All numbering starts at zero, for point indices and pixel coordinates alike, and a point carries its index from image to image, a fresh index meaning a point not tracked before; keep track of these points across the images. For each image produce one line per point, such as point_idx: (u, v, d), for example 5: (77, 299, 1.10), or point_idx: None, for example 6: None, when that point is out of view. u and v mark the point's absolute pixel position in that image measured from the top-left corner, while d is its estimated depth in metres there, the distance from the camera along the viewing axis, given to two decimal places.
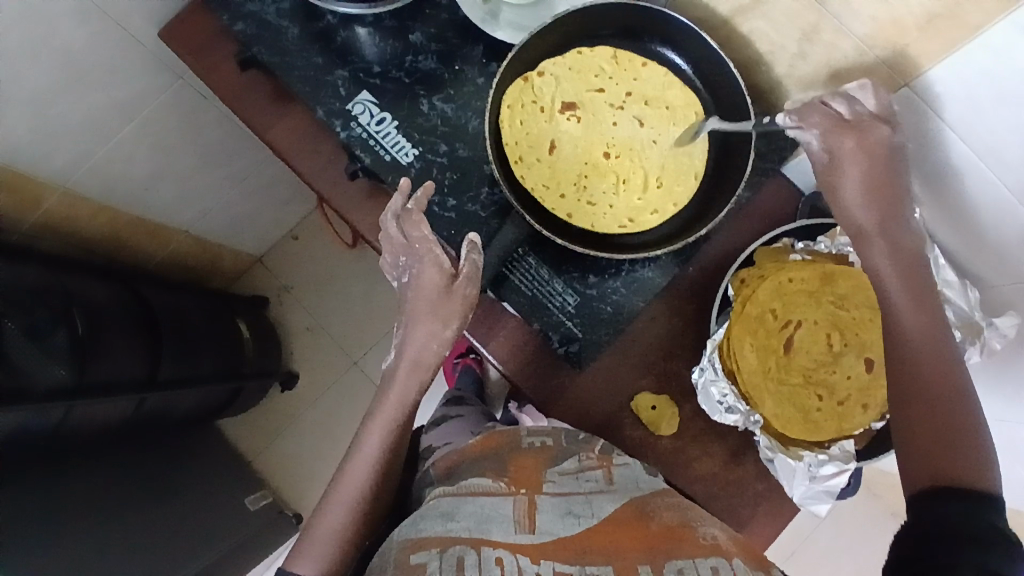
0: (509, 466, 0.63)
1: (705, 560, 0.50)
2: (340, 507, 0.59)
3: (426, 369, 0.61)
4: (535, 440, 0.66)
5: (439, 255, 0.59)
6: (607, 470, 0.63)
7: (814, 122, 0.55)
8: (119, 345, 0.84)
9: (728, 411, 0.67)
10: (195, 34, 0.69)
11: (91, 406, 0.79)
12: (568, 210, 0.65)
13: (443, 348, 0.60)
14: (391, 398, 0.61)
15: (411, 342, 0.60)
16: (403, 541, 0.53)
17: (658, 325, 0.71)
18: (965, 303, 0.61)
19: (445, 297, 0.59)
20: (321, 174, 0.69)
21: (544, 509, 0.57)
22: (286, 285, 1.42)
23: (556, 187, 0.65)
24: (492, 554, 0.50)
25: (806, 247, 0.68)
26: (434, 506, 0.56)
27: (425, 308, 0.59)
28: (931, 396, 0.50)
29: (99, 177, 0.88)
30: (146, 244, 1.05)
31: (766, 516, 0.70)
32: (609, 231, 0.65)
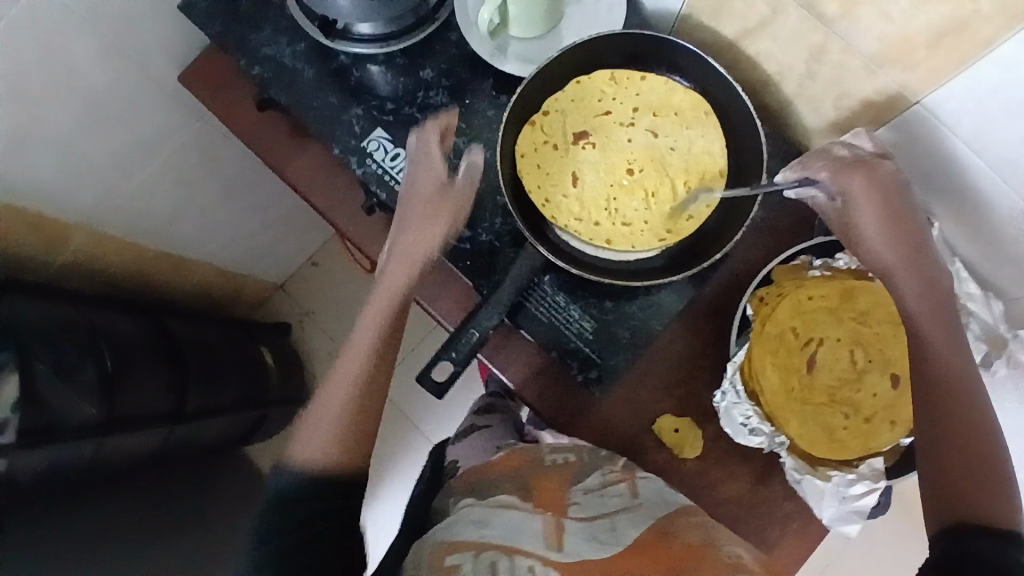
0: (533, 489, 0.61)
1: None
2: (353, 350, 0.61)
3: (417, 265, 0.61)
4: (558, 457, 0.66)
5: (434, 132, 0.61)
6: (630, 483, 0.62)
7: (822, 167, 0.57)
8: (144, 377, 0.86)
9: (752, 433, 0.66)
10: (217, 75, 0.72)
11: (122, 438, 0.81)
12: (606, 236, 0.61)
13: (432, 252, 0.61)
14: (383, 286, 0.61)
15: (400, 241, 0.61)
16: (436, 543, 0.55)
17: (678, 345, 0.71)
18: (989, 316, 0.61)
19: (432, 213, 0.60)
20: (339, 209, 0.71)
21: (571, 531, 0.55)
22: (309, 311, 1.45)
23: (587, 217, 0.62)
24: (523, 563, 0.51)
25: (825, 263, 0.67)
26: (467, 514, 0.57)
27: (422, 228, 0.60)
28: (948, 429, 0.50)
29: (125, 212, 0.91)
30: (172, 278, 1.08)
31: (795, 538, 0.69)
32: (650, 247, 0.61)
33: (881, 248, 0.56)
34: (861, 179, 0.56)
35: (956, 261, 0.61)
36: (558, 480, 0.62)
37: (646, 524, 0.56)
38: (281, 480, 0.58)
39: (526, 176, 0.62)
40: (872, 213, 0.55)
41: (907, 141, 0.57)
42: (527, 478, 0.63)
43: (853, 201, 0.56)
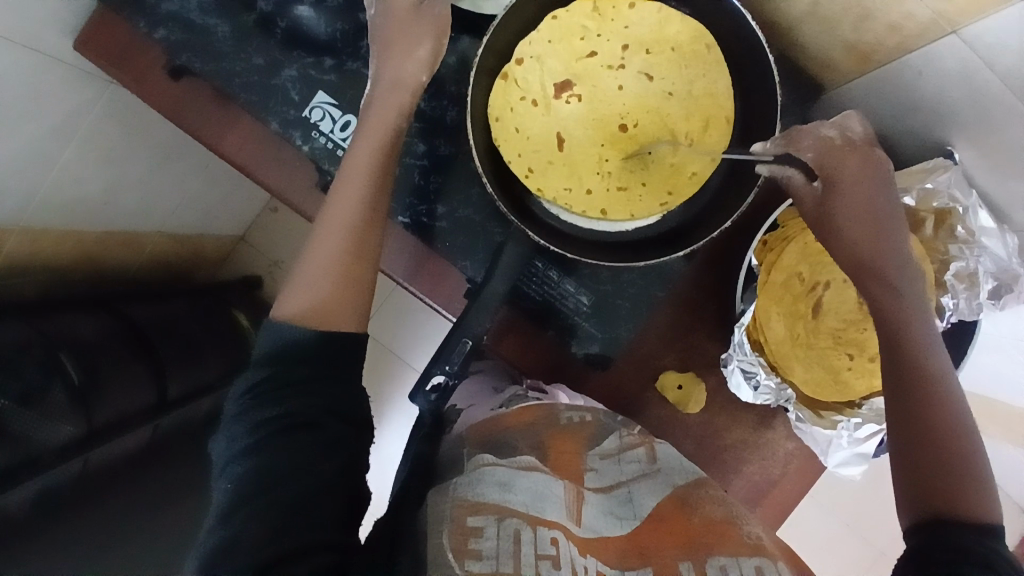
0: (548, 447, 0.58)
1: (748, 559, 0.48)
2: (327, 235, 0.51)
3: (405, 91, 0.53)
4: (574, 415, 0.62)
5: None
6: (649, 447, 0.61)
7: (808, 146, 0.51)
8: (121, 375, 0.82)
9: (760, 390, 0.63)
10: (118, 41, 0.59)
11: (114, 446, 0.81)
12: (600, 205, 0.56)
13: (419, 70, 0.53)
14: (368, 120, 0.53)
15: (386, 66, 0.53)
16: (456, 499, 0.50)
17: (683, 295, 0.66)
18: (1003, 250, 0.60)
19: (413, 17, 0.53)
20: (288, 185, 0.60)
21: (592, 501, 0.53)
22: (277, 261, 1.36)
23: (578, 185, 0.56)
24: (547, 534, 0.48)
25: None
26: (489, 472, 0.52)
27: (398, 39, 0.52)
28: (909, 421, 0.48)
29: (54, 204, 0.82)
30: (119, 254, 1.00)
31: (797, 474, 0.69)
32: (651, 213, 0.55)
33: (860, 239, 0.50)
34: (852, 162, 0.51)
35: (973, 194, 0.60)
36: (574, 439, 0.59)
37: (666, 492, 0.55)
38: (252, 381, 0.48)
39: (506, 142, 0.55)
40: (855, 199, 0.50)
41: (930, 69, 0.54)
42: (543, 434, 0.59)
43: (836, 185, 0.51)
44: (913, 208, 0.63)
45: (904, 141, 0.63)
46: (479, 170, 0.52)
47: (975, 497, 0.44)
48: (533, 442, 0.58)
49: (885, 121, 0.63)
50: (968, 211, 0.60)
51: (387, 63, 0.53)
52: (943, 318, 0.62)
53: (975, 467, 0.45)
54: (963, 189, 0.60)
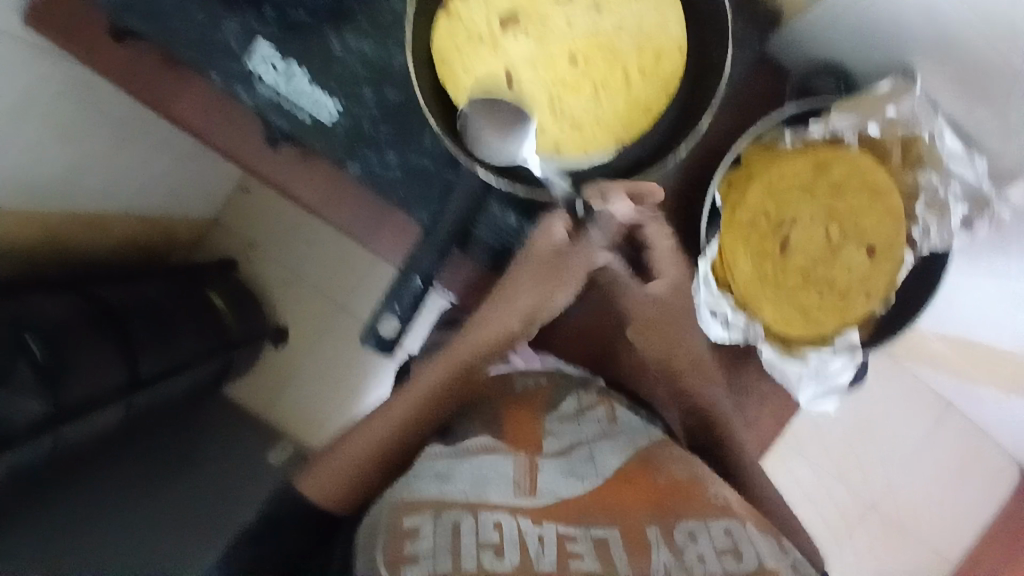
0: (505, 420, 0.58)
1: (717, 520, 0.50)
2: (366, 442, 0.59)
3: (505, 337, 0.62)
4: (529, 381, 0.63)
5: (554, 227, 0.57)
6: (608, 407, 0.61)
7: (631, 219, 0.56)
8: (89, 354, 0.82)
9: (727, 328, 0.64)
10: (66, 8, 0.64)
11: (81, 424, 0.78)
12: (554, 145, 0.53)
13: (523, 321, 0.61)
14: (483, 327, 0.61)
15: (517, 292, 0.60)
16: (393, 503, 0.51)
17: (659, 241, 0.65)
18: (973, 174, 0.60)
19: (546, 266, 0.59)
20: (241, 144, 0.64)
21: (547, 467, 0.53)
22: (252, 242, 1.34)
23: (527, 126, 0.53)
24: (489, 518, 0.48)
25: (797, 135, 0.61)
26: (428, 465, 0.53)
27: (520, 277, 0.59)
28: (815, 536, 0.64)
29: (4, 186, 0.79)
30: (88, 236, 1.00)
31: (772, 415, 0.70)
32: (604, 150, 0.54)
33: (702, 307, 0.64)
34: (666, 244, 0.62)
35: (938, 119, 0.60)
36: (530, 405, 0.60)
37: (626, 454, 0.55)
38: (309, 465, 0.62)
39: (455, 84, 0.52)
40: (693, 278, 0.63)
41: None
42: (497, 405, 0.60)
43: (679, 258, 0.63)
44: (878, 139, 0.61)
45: (867, 64, 0.64)
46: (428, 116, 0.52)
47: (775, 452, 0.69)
48: (489, 416, 0.58)
49: (847, 45, 0.63)
50: (934, 136, 0.60)
51: (495, 301, 0.61)
52: (915, 250, 0.63)
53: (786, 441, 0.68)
54: (926, 114, 0.60)
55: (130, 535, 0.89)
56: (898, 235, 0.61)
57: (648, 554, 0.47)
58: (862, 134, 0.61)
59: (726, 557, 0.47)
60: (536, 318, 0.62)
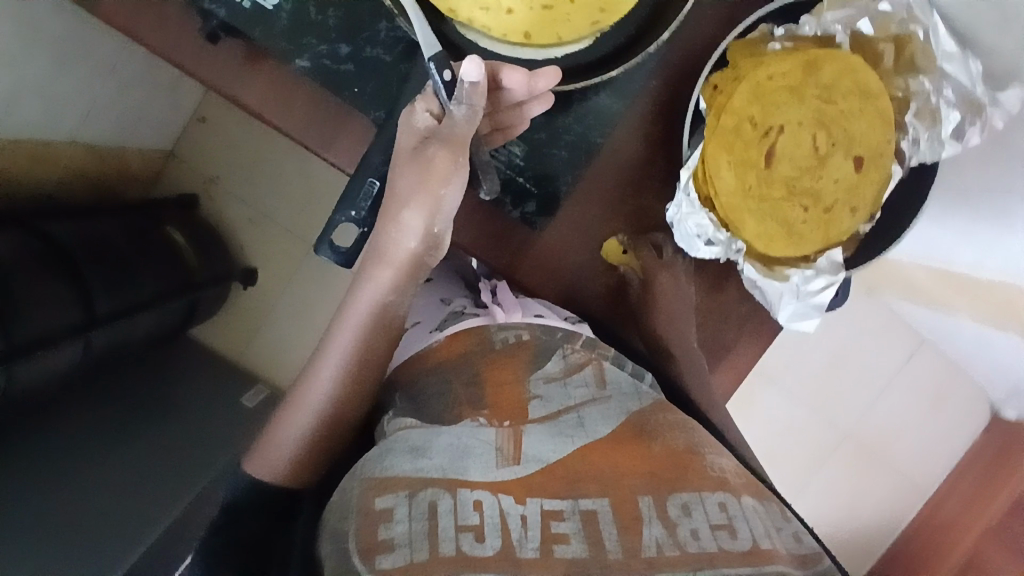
0: (484, 383, 0.55)
1: (712, 494, 0.47)
2: (301, 417, 0.55)
3: (393, 267, 0.52)
4: (510, 335, 0.58)
5: (413, 114, 0.49)
6: (597, 366, 0.57)
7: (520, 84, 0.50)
8: (34, 291, 0.76)
9: (707, 245, 0.60)
10: None
11: (30, 361, 0.72)
12: (524, 29, 0.49)
13: (410, 243, 0.51)
14: (383, 251, 0.52)
15: (401, 205, 0.50)
16: (364, 481, 0.46)
17: (636, 146, 0.61)
18: (966, 77, 0.55)
19: (409, 162, 0.49)
20: (176, 42, 0.57)
21: (533, 432, 0.50)
22: (212, 176, 1.27)
23: (495, 3, 0.48)
24: (469, 497, 0.44)
25: (787, 32, 0.57)
26: (403, 439, 0.49)
27: (396, 186, 0.49)
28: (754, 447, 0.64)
29: None
30: (29, 168, 0.92)
31: (752, 340, 0.67)
32: (580, 36, 0.50)
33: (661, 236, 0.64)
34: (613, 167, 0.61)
35: (933, 16, 0.55)
36: (512, 365, 0.56)
37: (619, 421, 0.52)
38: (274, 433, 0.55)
39: None
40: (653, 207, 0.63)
41: None
42: (477, 365, 0.56)
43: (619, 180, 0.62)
44: (870, 37, 0.58)
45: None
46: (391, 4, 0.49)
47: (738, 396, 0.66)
48: (467, 380, 0.55)
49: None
50: (929, 35, 0.55)
51: (381, 228, 0.51)
52: (903, 163, 0.59)
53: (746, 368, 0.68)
54: (923, 9, 0.55)
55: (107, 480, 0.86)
56: (888, 144, 0.58)
57: (640, 531, 0.44)
58: (854, 33, 0.58)
59: (721, 533, 0.44)
60: (432, 229, 0.51)
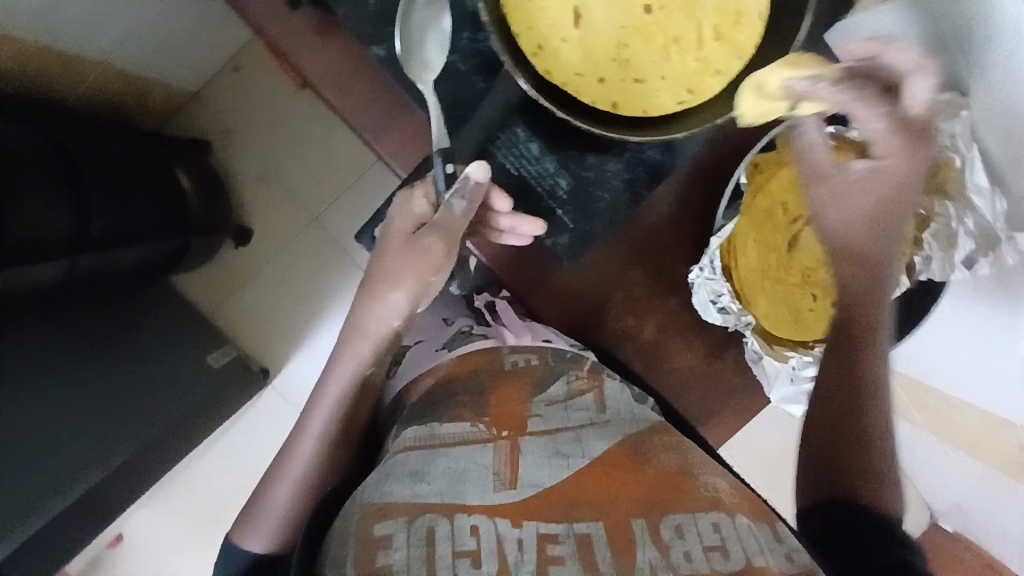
0: (490, 394, 0.56)
1: (705, 514, 0.44)
2: (290, 482, 0.57)
3: (371, 338, 0.56)
4: (519, 360, 0.61)
5: (411, 201, 0.56)
6: (598, 394, 0.58)
7: (502, 220, 0.57)
8: (41, 197, 0.73)
9: (720, 311, 0.61)
10: None
11: (21, 271, 0.70)
12: (613, 98, 0.53)
13: (394, 318, 0.56)
14: (370, 325, 0.56)
15: (401, 291, 0.54)
16: (365, 507, 0.44)
17: (672, 205, 0.62)
18: (989, 213, 0.58)
19: (406, 250, 0.54)
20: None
21: (528, 453, 0.49)
22: (230, 128, 1.25)
23: (591, 72, 0.54)
24: (466, 522, 0.42)
25: (836, 131, 0.61)
26: (402, 463, 0.48)
27: (388, 267, 0.55)
28: (861, 391, 0.48)
29: None
30: (58, 76, 0.88)
31: (736, 409, 0.69)
32: (666, 109, 0.53)
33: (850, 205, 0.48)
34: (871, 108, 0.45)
35: (973, 149, 0.58)
36: (517, 386, 0.58)
37: (615, 438, 0.52)
38: (257, 523, 0.56)
39: (526, 32, 0.53)
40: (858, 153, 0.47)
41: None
42: (485, 381, 0.58)
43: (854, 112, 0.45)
44: None
45: None
46: (480, 6, 0.49)
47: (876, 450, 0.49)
48: (475, 391, 0.57)
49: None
50: (966, 164, 0.59)
51: (365, 304, 0.56)
52: (911, 276, 0.63)
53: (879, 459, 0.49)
54: (965, 142, 0.58)
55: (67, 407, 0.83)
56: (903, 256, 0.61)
57: (633, 551, 0.41)
58: None
59: (714, 554, 0.40)
60: (412, 309, 0.56)
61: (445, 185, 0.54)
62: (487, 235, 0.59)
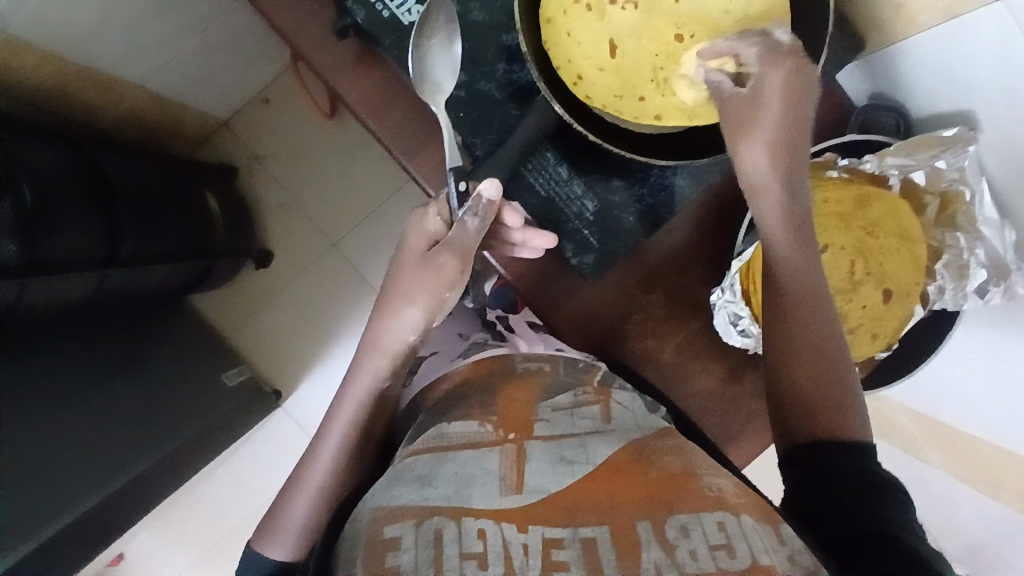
0: (500, 395, 0.58)
1: (710, 514, 0.45)
2: (307, 499, 0.59)
3: (386, 355, 0.58)
4: (531, 364, 0.63)
5: (426, 219, 0.57)
6: (604, 405, 0.58)
7: (516, 235, 0.59)
8: (75, 215, 0.76)
9: (740, 334, 0.62)
10: None
11: (53, 283, 0.72)
12: (657, 111, 0.57)
13: (410, 334, 0.57)
14: (387, 338, 0.57)
15: (416, 309, 0.56)
16: (374, 511, 0.47)
17: (691, 230, 0.65)
18: (999, 244, 0.59)
19: (420, 268, 0.56)
20: (303, 30, 0.62)
21: (535, 458, 0.50)
22: (258, 155, 1.29)
23: (631, 93, 0.56)
24: (473, 526, 0.43)
25: (848, 165, 0.64)
26: (411, 468, 0.50)
27: (403, 285, 0.56)
28: (815, 339, 0.52)
29: (40, 24, 0.76)
30: (95, 99, 0.93)
31: (755, 436, 0.69)
32: (710, 121, 0.56)
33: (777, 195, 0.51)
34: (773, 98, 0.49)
35: (982, 182, 0.60)
36: (528, 387, 0.59)
37: (619, 445, 0.52)
38: (279, 530, 0.59)
39: (563, 64, 0.56)
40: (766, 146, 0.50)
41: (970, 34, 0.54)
42: (497, 384, 0.60)
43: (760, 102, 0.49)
44: (920, 187, 0.64)
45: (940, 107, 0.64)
46: (520, 35, 0.54)
47: (833, 388, 0.52)
48: (485, 392, 0.59)
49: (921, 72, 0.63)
50: (975, 198, 0.61)
51: (382, 321, 0.58)
52: (926, 306, 0.64)
53: (839, 388, 0.52)
54: (975, 175, 0.60)
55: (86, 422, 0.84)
56: (916, 287, 0.62)
57: (638, 553, 0.42)
58: (906, 180, 0.64)
59: (719, 552, 0.41)
60: (428, 323, 0.57)
61: (458, 204, 0.55)
62: (503, 247, 0.62)
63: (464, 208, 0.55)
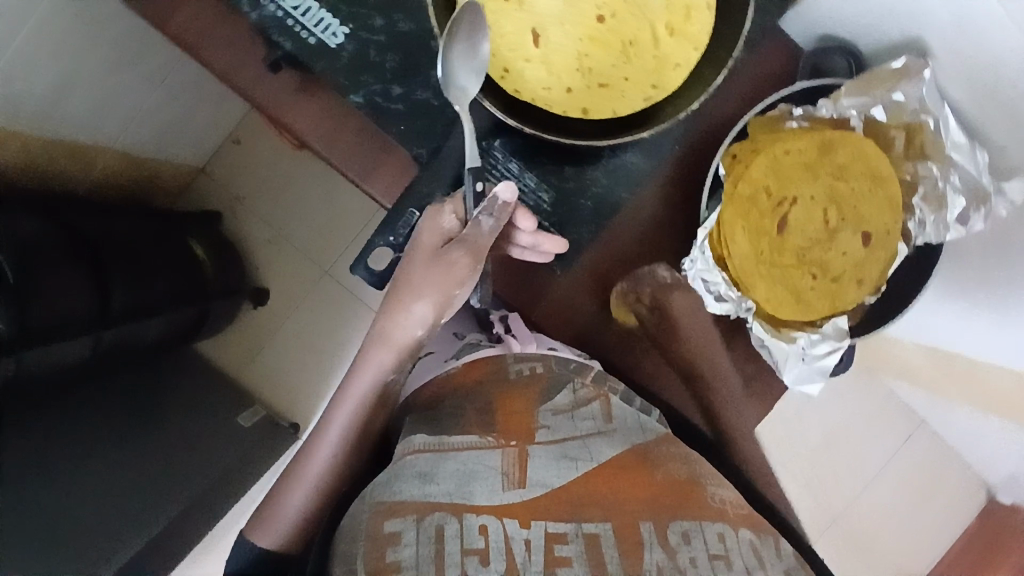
0: (496, 410, 0.56)
1: (711, 523, 0.47)
2: (302, 489, 0.61)
3: (394, 348, 0.60)
4: (524, 368, 0.61)
5: (440, 216, 0.56)
6: (604, 403, 0.58)
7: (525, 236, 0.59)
8: (61, 278, 0.78)
9: (719, 301, 0.64)
10: None
11: (51, 350, 0.74)
12: (583, 104, 0.56)
13: (417, 327, 0.59)
14: (394, 334, 0.60)
15: (426, 304, 0.58)
16: (376, 503, 0.47)
17: (659, 203, 0.64)
18: (973, 167, 0.59)
19: (432, 266, 0.56)
20: (238, 68, 0.63)
21: (536, 456, 0.50)
22: (238, 197, 1.31)
23: (558, 84, 0.56)
24: (474, 522, 0.44)
25: (805, 113, 0.60)
26: (411, 464, 0.49)
27: (411, 281, 0.57)
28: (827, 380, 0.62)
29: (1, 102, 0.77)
30: (70, 168, 0.95)
31: (757, 400, 0.69)
32: (635, 108, 0.56)
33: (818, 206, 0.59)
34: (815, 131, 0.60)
35: (944, 108, 0.59)
36: (524, 397, 0.58)
37: (624, 447, 0.52)
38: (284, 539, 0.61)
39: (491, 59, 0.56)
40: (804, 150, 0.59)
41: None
42: (489, 396, 0.58)
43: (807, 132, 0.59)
44: (882, 124, 0.61)
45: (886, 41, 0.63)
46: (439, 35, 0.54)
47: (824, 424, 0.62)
48: (480, 408, 0.56)
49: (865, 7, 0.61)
50: (940, 125, 0.59)
51: (390, 316, 0.59)
52: (909, 242, 0.62)
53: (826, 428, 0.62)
54: (936, 100, 0.59)
55: (108, 478, 0.86)
56: (895, 225, 0.60)
57: (640, 553, 0.43)
58: (869, 118, 0.61)
59: (717, 562, 0.43)
60: (436, 320, 0.59)
61: (474, 203, 0.54)
62: (507, 249, 0.61)
63: (480, 207, 0.54)
